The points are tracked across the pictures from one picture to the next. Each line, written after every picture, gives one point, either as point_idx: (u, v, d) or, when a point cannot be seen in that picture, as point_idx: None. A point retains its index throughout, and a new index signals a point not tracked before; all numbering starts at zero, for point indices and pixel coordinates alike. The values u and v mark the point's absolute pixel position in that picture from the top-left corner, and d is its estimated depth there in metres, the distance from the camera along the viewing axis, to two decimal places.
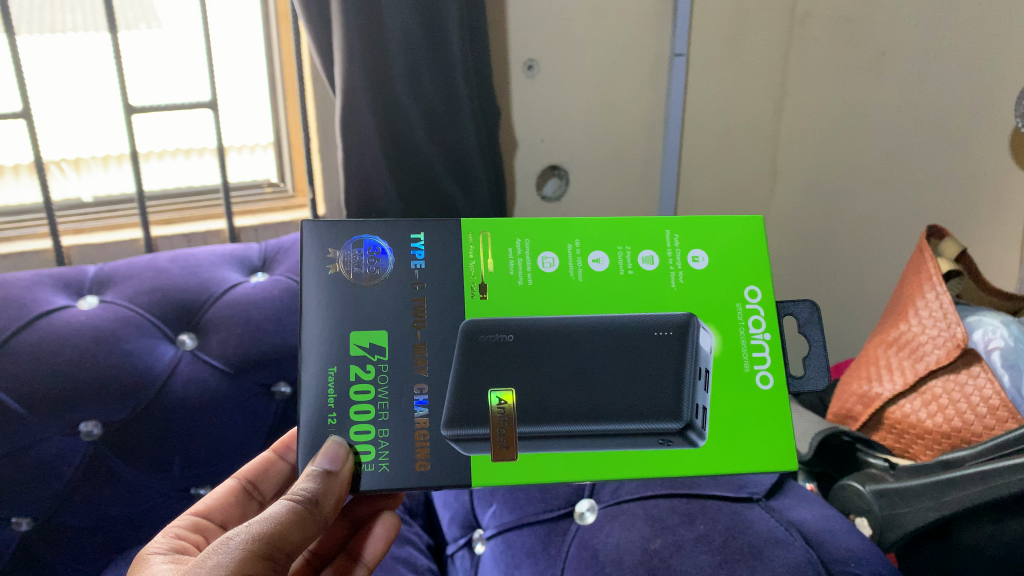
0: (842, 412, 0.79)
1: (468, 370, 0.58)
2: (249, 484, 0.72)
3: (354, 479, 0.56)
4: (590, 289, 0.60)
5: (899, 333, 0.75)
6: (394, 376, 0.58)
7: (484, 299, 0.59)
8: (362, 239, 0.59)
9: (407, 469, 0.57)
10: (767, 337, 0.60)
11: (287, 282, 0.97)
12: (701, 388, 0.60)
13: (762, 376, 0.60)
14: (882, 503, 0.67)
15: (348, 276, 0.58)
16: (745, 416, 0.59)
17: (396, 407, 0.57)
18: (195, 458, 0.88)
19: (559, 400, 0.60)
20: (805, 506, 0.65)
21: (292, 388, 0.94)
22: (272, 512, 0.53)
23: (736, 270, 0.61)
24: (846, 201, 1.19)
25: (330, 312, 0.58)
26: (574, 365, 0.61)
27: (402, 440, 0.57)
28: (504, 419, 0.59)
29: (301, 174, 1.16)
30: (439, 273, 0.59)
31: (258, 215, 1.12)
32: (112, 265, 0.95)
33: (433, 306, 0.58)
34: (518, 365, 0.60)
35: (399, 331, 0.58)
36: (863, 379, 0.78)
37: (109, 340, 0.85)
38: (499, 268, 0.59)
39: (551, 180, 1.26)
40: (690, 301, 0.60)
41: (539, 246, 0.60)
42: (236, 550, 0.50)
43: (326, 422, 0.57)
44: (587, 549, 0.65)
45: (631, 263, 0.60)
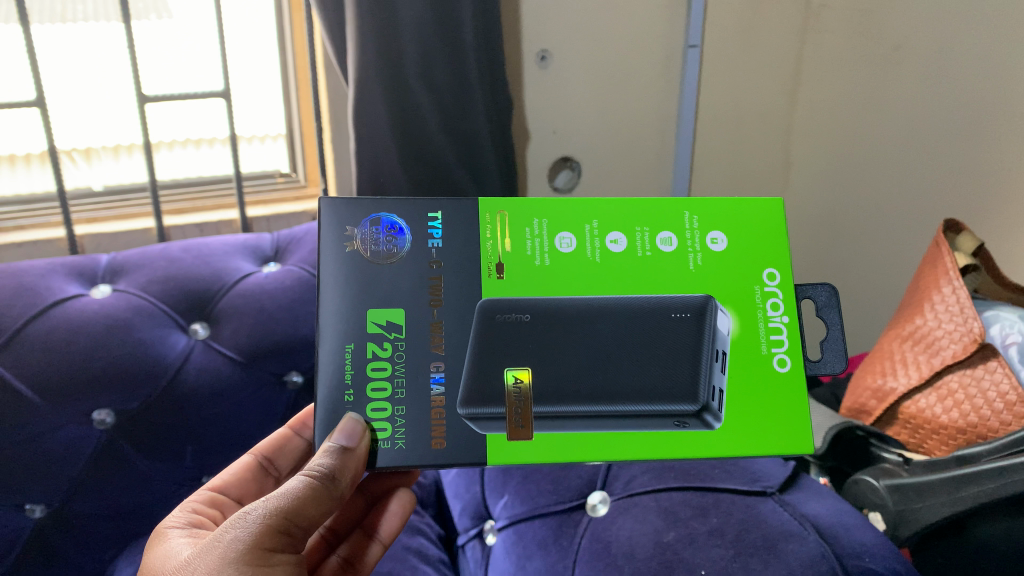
0: (856, 407, 0.79)
1: (484, 346, 0.59)
2: (265, 460, 0.73)
3: (371, 455, 0.56)
4: (608, 270, 0.60)
5: (915, 328, 0.74)
6: (411, 355, 0.58)
7: (501, 278, 0.59)
8: (380, 218, 0.59)
9: (422, 446, 0.57)
10: (785, 320, 0.60)
11: (300, 272, 0.97)
12: (718, 369, 0.59)
13: (779, 359, 0.59)
14: (895, 498, 0.67)
15: (366, 254, 0.59)
16: (764, 396, 0.59)
17: (412, 385, 0.58)
18: (206, 447, 0.88)
19: (570, 382, 0.60)
20: (819, 500, 0.64)
21: (304, 378, 0.94)
22: (289, 488, 0.53)
23: (755, 253, 0.61)
24: (860, 194, 1.18)
25: (349, 288, 0.59)
26: (585, 352, 0.61)
27: (418, 417, 0.57)
28: (520, 399, 0.59)
29: (314, 165, 1.15)
30: (457, 253, 0.59)
31: (271, 206, 1.12)
32: (125, 254, 0.95)
33: (450, 284, 0.59)
34: (534, 346, 0.61)
35: (415, 308, 0.58)
36: (878, 373, 0.77)
37: (122, 329, 0.86)
38: (517, 249, 0.60)
39: (563, 172, 1.26)
40: (707, 279, 0.60)
41: (556, 227, 0.60)
42: (252, 525, 0.51)
43: (342, 399, 0.57)
44: (600, 541, 0.65)
45: (649, 244, 0.60)
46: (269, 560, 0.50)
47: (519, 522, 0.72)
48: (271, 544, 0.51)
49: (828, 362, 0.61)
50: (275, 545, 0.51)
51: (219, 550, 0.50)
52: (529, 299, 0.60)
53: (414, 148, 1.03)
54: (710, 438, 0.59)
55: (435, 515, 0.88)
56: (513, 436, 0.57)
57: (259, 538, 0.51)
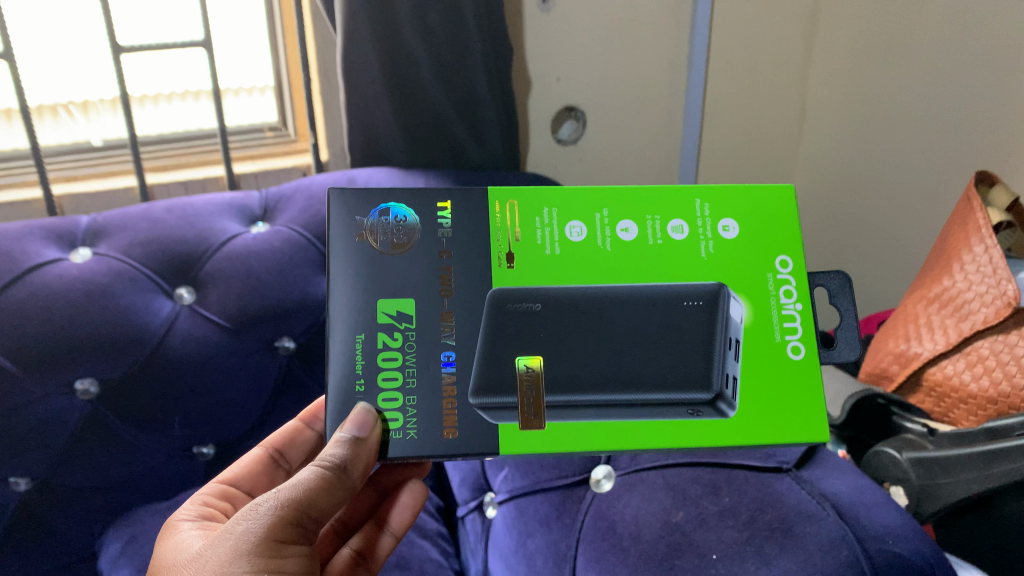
0: (878, 372, 0.74)
1: (495, 336, 0.57)
2: (276, 453, 0.71)
3: (381, 439, 0.54)
4: (622, 259, 0.58)
5: (941, 290, 0.69)
6: (422, 344, 0.56)
7: (512, 268, 0.58)
8: (392, 210, 0.58)
9: (434, 435, 0.55)
10: (796, 308, 0.58)
11: (289, 233, 0.91)
12: (732, 357, 0.58)
13: (792, 343, 0.58)
14: (920, 472, 0.63)
15: (376, 245, 0.57)
16: (778, 385, 0.58)
17: (424, 375, 0.56)
18: (197, 417, 0.85)
19: (578, 368, 0.58)
20: (838, 476, 0.60)
21: (296, 344, 0.90)
22: (300, 480, 0.52)
23: (766, 241, 0.59)
24: (881, 143, 1.12)
25: (356, 278, 0.57)
26: (599, 335, 0.59)
27: (431, 406, 0.55)
28: (534, 388, 0.57)
29: (303, 118, 1.09)
30: (467, 241, 0.58)
31: (259, 161, 1.07)
32: (107, 215, 0.91)
33: (460, 274, 0.57)
34: (544, 332, 0.59)
35: (425, 297, 0.57)
36: (900, 336, 0.72)
37: (102, 295, 0.81)
38: (528, 239, 0.58)
39: (567, 123, 1.19)
40: (721, 267, 0.59)
41: (566, 215, 0.59)
42: (265, 517, 0.50)
43: (355, 389, 0.55)
44: (604, 520, 0.61)
45: (661, 232, 0.58)
46: (279, 553, 0.50)
47: (520, 499, 0.68)
48: (283, 536, 0.50)
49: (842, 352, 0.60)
50: (287, 537, 0.51)
51: (230, 543, 0.50)
52: (544, 288, 0.59)
53: (408, 98, 0.97)
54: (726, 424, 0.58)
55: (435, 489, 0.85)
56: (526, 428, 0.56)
57: (272, 530, 0.50)
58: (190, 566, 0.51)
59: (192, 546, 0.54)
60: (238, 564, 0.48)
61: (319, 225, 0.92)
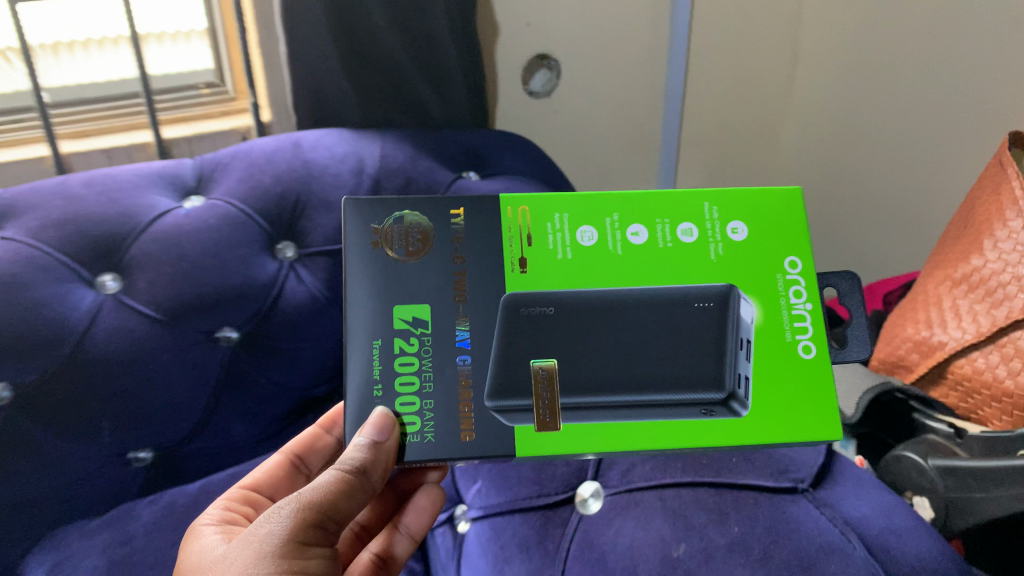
0: (893, 360, 0.67)
1: (511, 340, 0.57)
2: (297, 458, 0.70)
3: (398, 446, 0.54)
4: (635, 262, 0.57)
5: (970, 270, 0.61)
6: (438, 350, 0.56)
7: (524, 272, 0.57)
8: (406, 216, 0.57)
9: (452, 437, 0.55)
10: (807, 308, 0.57)
11: (226, 207, 0.80)
12: (743, 356, 0.56)
13: (803, 343, 0.56)
14: (949, 483, 0.56)
15: (391, 253, 0.57)
16: (788, 385, 0.56)
17: (441, 378, 0.56)
18: (129, 420, 0.75)
19: (590, 368, 0.57)
20: (862, 496, 0.52)
21: (239, 333, 0.79)
22: (320, 482, 0.52)
23: (777, 240, 0.58)
24: (881, 90, 1.03)
25: (373, 285, 0.56)
26: (612, 335, 0.58)
27: (448, 410, 0.55)
28: (545, 391, 0.56)
29: (242, 73, 0.95)
30: (482, 246, 0.57)
31: (193, 123, 0.93)
32: (14, 190, 0.78)
33: (475, 279, 0.57)
34: (558, 332, 0.58)
35: (441, 303, 0.56)
36: (921, 322, 0.64)
37: (9, 287, 0.69)
38: (539, 244, 0.57)
39: (539, 73, 1.05)
40: (730, 266, 0.57)
41: (576, 219, 0.58)
42: (288, 516, 0.51)
43: (373, 395, 0.55)
44: (593, 550, 0.53)
45: (673, 235, 0.57)
46: (302, 554, 0.50)
47: (496, 517, 0.59)
48: (306, 537, 0.50)
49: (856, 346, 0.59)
50: (309, 537, 0.51)
51: (255, 543, 0.50)
52: (557, 292, 0.57)
53: (359, 50, 0.85)
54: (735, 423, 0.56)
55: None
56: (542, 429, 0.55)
57: (296, 530, 0.50)
58: (216, 567, 0.51)
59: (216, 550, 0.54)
60: (262, 564, 0.48)
61: (261, 197, 0.81)
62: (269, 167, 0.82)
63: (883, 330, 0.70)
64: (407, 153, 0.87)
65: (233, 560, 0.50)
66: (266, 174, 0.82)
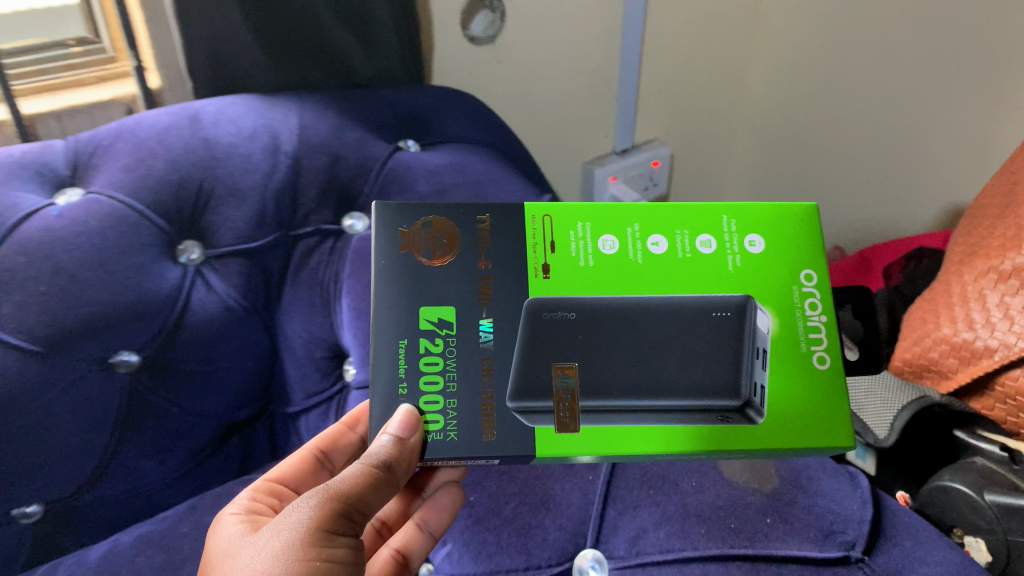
0: (922, 363, 0.57)
1: (535, 349, 0.49)
2: (321, 454, 0.59)
3: (421, 445, 0.47)
4: (652, 275, 0.50)
5: (1020, 264, 0.51)
6: (465, 352, 0.49)
7: (547, 280, 0.50)
8: (435, 220, 0.50)
9: (473, 438, 0.47)
10: (822, 320, 0.50)
11: (111, 205, 0.62)
12: (758, 364, 0.49)
13: (818, 357, 0.49)
14: (1015, 525, 0.47)
15: (421, 258, 0.50)
16: (805, 399, 0.48)
17: (467, 377, 0.48)
18: (7, 479, 0.58)
19: (613, 378, 0.49)
20: (927, 559, 0.43)
21: (140, 356, 0.63)
22: (348, 472, 0.45)
23: (795, 252, 0.51)
24: (865, 27, 0.91)
25: (395, 287, 0.49)
26: (630, 342, 0.50)
27: (473, 415, 0.48)
28: (568, 391, 0.49)
29: (119, 25, 0.72)
30: (509, 248, 0.50)
31: (61, 94, 0.72)
32: None
33: (501, 284, 0.49)
34: (583, 336, 0.50)
35: (467, 303, 0.49)
36: (958, 322, 0.54)
37: None
38: (560, 252, 0.50)
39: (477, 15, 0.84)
40: (747, 276, 0.50)
41: (599, 228, 0.51)
42: (315, 503, 0.43)
43: (398, 395, 0.48)
44: None
45: (689, 247, 0.50)
46: (329, 546, 0.42)
47: None
48: (337, 526, 0.43)
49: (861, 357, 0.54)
50: (338, 527, 0.43)
51: (280, 533, 0.42)
52: (583, 298, 0.50)
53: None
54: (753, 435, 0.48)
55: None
56: (565, 435, 0.48)
57: (325, 517, 0.43)
58: (237, 559, 0.43)
59: (234, 540, 0.46)
60: (288, 557, 0.41)
61: (155, 187, 0.64)
62: (162, 150, 0.65)
63: (904, 328, 0.61)
64: (332, 123, 0.71)
65: (253, 552, 0.42)
66: (158, 160, 0.64)
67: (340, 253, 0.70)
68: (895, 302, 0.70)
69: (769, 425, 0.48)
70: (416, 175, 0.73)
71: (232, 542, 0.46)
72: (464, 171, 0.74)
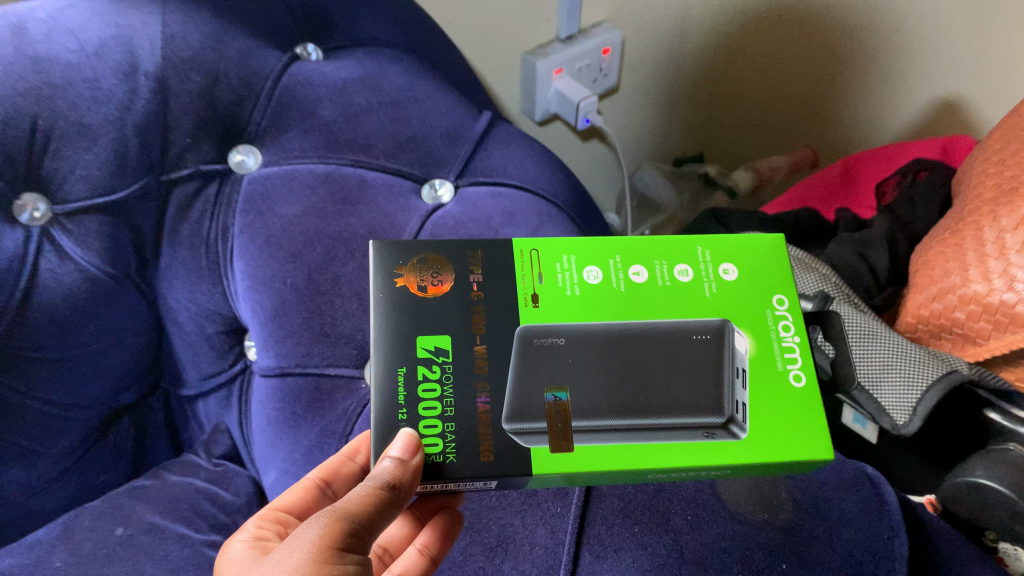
0: (942, 322, 0.48)
1: (528, 379, 0.39)
2: (321, 484, 0.43)
3: (423, 466, 0.36)
4: (635, 308, 0.41)
5: None
6: (462, 383, 0.38)
7: (537, 309, 0.40)
8: (431, 258, 0.41)
9: (470, 459, 0.37)
10: (798, 341, 0.40)
11: None
12: (738, 383, 0.39)
13: (794, 373, 0.39)
14: None
15: (419, 292, 0.40)
16: (788, 418, 0.38)
17: (466, 399, 0.38)
18: None
19: (607, 396, 0.39)
20: None
21: None
22: (358, 487, 0.36)
23: (769, 274, 0.42)
24: None
25: (384, 321, 0.39)
26: (619, 359, 0.40)
27: (473, 446, 0.37)
28: (558, 403, 0.38)
29: None
30: (501, 277, 0.41)
31: None
32: None
33: (496, 314, 0.40)
34: (572, 360, 0.39)
35: (462, 330, 0.39)
36: (988, 278, 0.45)
37: None
38: (547, 281, 0.41)
39: None
40: (724, 307, 0.41)
41: (585, 258, 0.42)
42: (322, 522, 0.34)
43: (397, 421, 0.38)
44: None
45: (667, 277, 0.41)
46: (337, 568, 0.33)
47: None
48: (347, 546, 0.34)
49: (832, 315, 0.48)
50: (349, 547, 0.34)
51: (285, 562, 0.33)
52: (574, 326, 0.40)
53: None
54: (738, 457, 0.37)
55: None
56: (561, 458, 0.37)
57: (333, 536, 0.34)
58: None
59: (238, 556, 0.37)
60: None
61: None
62: None
63: (915, 279, 0.51)
64: (206, 27, 0.53)
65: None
66: None
67: (224, 208, 0.55)
68: (897, 233, 0.59)
69: (762, 442, 0.38)
70: (318, 95, 0.56)
71: (234, 569, 0.36)
72: (380, 88, 0.58)
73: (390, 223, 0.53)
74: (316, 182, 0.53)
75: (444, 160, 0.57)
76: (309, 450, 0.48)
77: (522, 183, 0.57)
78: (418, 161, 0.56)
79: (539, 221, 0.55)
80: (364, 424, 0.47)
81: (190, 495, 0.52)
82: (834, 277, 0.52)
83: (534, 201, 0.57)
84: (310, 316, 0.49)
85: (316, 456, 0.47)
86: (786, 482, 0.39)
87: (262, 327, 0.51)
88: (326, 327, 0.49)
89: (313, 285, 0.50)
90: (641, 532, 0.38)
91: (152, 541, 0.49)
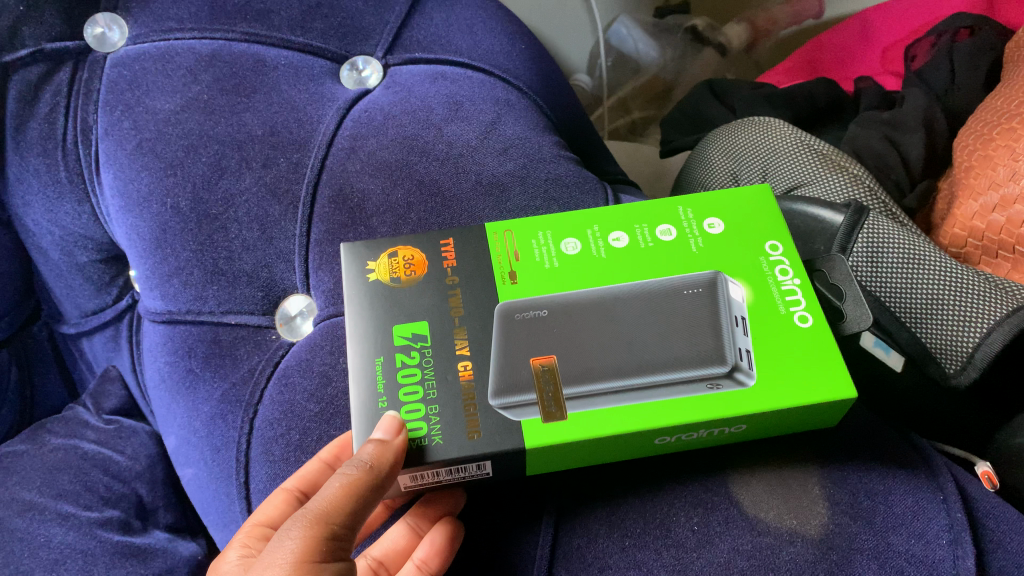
0: (1003, 238, 0.38)
1: (516, 355, 0.29)
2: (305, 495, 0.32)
3: (412, 452, 0.28)
4: (622, 276, 0.31)
5: None
6: (446, 363, 0.29)
7: (517, 286, 0.31)
8: (403, 247, 0.32)
9: (454, 441, 0.28)
10: (800, 282, 0.30)
11: None
12: (738, 330, 0.29)
13: (799, 314, 0.29)
14: None
15: (392, 283, 0.31)
16: (795, 365, 0.28)
17: (451, 380, 0.29)
18: None
19: (590, 361, 0.29)
20: None
21: None
22: (331, 479, 0.27)
23: (767, 219, 0.32)
24: None
25: (353, 314, 0.31)
26: (606, 325, 0.30)
27: (458, 425, 0.28)
28: (547, 366, 0.29)
29: None
30: (479, 254, 0.32)
31: None
32: None
33: (477, 295, 0.31)
34: (560, 330, 0.30)
35: (440, 313, 0.31)
36: None
37: None
38: (521, 255, 0.32)
39: None
40: (716, 260, 0.31)
41: (563, 227, 0.33)
42: (294, 536, 0.26)
43: (376, 412, 0.29)
44: None
45: (649, 240, 0.32)
46: None
47: None
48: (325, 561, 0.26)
49: (867, 232, 0.37)
50: (331, 557, 0.26)
51: None
52: (561, 296, 0.31)
53: None
54: (744, 417, 0.28)
55: (177, 512, 0.45)
56: (558, 433, 0.27)
57: (311, 549, 0.25)
58: None
59: (231, 561, 0.29)
60: None
61: None
62: None
63: (965, 183, 0.41)
64: None
65: None
66: None
67: (83, 99, 0.41)
68: (935, 111, 0.48)
69: (772, 393, 0.28)
70: None
71: None
72: None
73: (298, 118, 0.41)
74: (197, 65, 0.41)
75: (369, 29, 0.44)
76: (211, 419, 0.37)
77: (471, 60, 0.45)
78: (333, 32, 0.44)
79: (495, 110, 0.43)
80: (275, 390, 0.36)
81: (75, 463, 0.43)
82: (868, 178, 0.42)
83: (487, 83, 0.44)
84: (200, 247, 0.38)
85: (219, 428, 0.36)
86: (820, 476, 0.31)
87: (144, 261, 0.39)
88: (221, 263, 0.38)
89: (200, 208, 0.38)
90: (635, 548, 0.30)
91: (29, 524, 0.40)
